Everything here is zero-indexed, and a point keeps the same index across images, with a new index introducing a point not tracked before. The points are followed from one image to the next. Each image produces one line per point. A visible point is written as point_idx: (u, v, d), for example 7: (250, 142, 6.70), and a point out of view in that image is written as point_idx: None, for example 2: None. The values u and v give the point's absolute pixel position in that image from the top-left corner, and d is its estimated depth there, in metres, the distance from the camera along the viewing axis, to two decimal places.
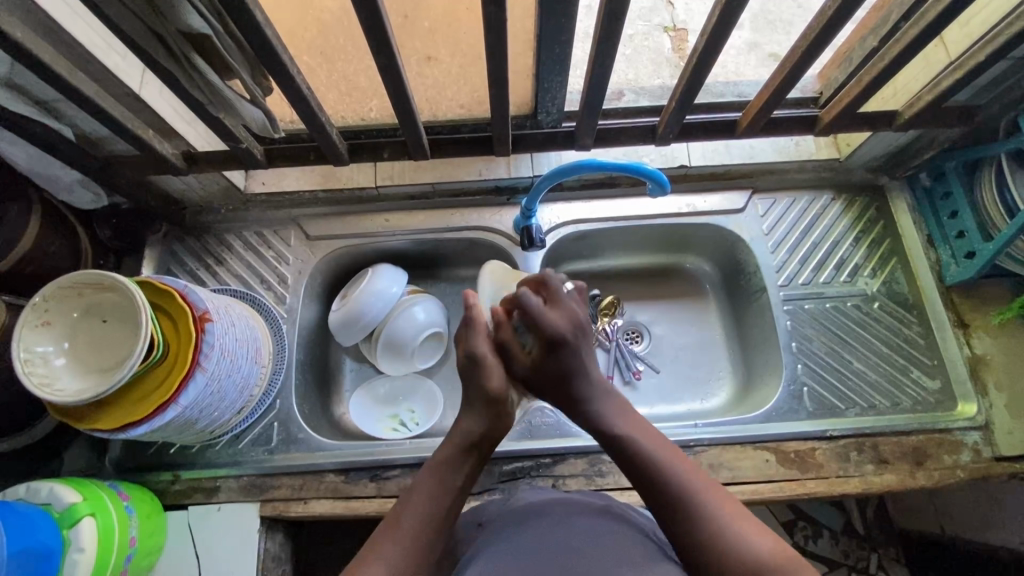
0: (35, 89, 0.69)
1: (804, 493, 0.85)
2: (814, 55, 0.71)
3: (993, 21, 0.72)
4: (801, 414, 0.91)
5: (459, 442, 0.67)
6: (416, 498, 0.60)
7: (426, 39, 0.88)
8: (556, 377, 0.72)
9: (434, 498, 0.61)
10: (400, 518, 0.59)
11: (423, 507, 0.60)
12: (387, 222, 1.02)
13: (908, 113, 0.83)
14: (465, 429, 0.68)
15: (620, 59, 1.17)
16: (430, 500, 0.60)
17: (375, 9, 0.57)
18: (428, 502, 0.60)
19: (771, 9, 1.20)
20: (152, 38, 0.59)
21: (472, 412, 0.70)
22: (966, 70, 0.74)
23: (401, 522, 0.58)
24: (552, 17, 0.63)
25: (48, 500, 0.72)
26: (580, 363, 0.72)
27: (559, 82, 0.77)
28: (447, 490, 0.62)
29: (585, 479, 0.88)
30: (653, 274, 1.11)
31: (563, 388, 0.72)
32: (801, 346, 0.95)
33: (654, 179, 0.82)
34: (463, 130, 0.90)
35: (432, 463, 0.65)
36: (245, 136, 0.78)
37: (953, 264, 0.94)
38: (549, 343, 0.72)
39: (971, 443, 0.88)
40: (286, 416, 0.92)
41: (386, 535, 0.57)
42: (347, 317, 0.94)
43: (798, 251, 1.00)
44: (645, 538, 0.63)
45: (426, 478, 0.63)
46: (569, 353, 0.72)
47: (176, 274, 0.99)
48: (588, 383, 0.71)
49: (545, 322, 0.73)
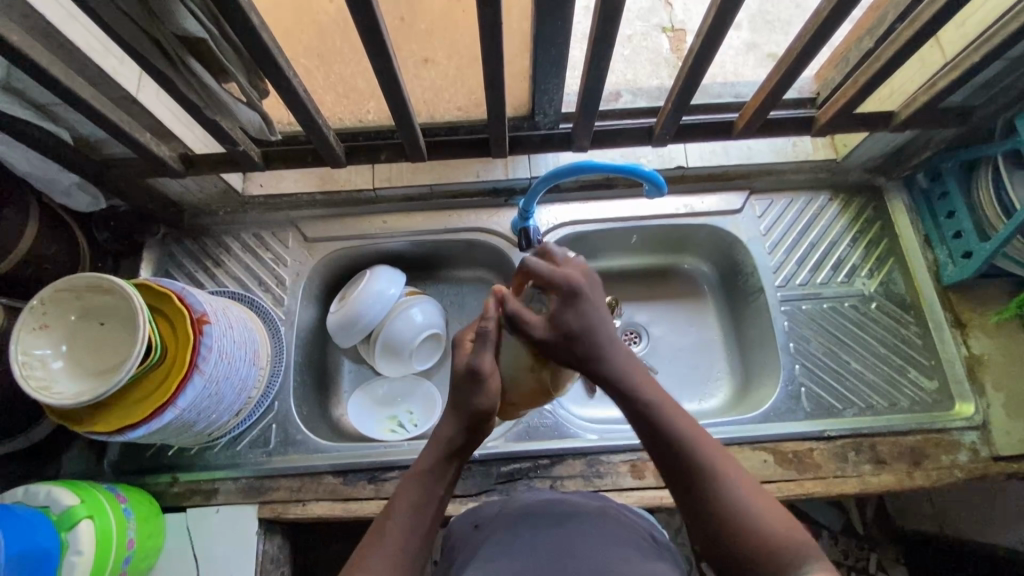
0: (32, 93, 0.69)
1: (802, 493, 0.85)
2: (809, 56, 0.71)
3: (989, 21, 0.73)
4: (798, 415, 0.91)
5: (440, 449, 0.60)
6: (398, 511, 0.57)
7: (423, 40, 0.90)
8: (564, 340, 0.60)
9: (415, 513, 0.57)
10: (382, 530, 0.56)
11: (406, 523, 0.56)
12: (386, 224, 1.03)
13: (904, 113, 0.83)
14: (443, 433, 0.60)
15: (618, 60, 1.17)
16: (413, 513, 0.57)
17: (371, 12, 0.57)
18: (410, 515, 0.56)
19: (769, 10, 1.21)
20: (148, 41, 0.59)
21: (451, 416, 0.61)
22: (962, 70, 0.74)
23: (384, 534, 0.55)
24: (548, 19, 0.63)
25: (46, 503, 0.72)
26: (598, 317, 0.60)
27: (556, 84, 0.78)
28: (429, 501, 0.58)
29: (583, 480, 0.88)
30: (651, 275, 1.12)
31: (579, 352, 0.60)
32: (798, 347, 0.95)
33: (652, 181, 0.83)
34: (461, 131, 0.89)
35: (412, 472, 0.60)
36: (242, 139, 0.78)
37: (950, 264, 0.95)
38: (562, 299, 0.60)
39: (969, 443, 0.88)
40: (285, 418, 0.92)
41: (370, 547, 0.55)
42: (345, 318, 0.94)
43: (796, 251, 1.00)
44: (641, 537, 0.63)
45: (406, 490, 0.58)
46: (580, 308, 0.60)
47: (174, 277, 0.99)
48: (601, 338, 0.61)
49: (555, 280, 0.60)
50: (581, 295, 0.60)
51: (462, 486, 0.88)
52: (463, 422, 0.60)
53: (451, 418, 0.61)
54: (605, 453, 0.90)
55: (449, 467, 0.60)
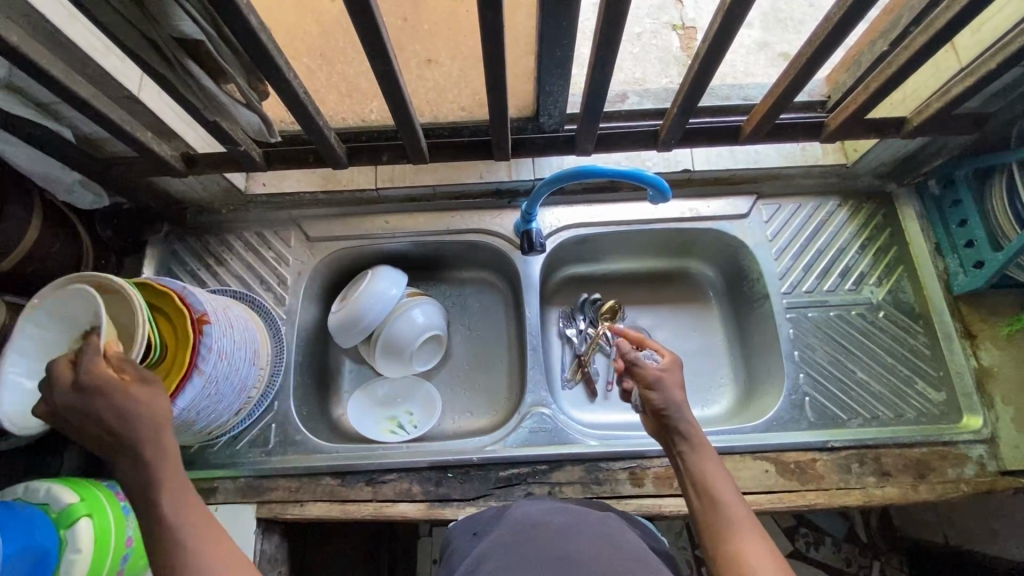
0: (34, 92, 0.69)
1: (804, 504, 0.84)
2: (820, 60, 0.69)
3: (1006, 28, 0.71)
4: (802, 424, 0.90)
5: (165, 456, 0.58)
6: (157, 500, 0.56)
7: (425, 40, 0.89)
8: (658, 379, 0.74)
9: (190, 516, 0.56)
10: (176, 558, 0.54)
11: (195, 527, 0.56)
12: (387, 224, 1.02)
13: (917, 120, 0.81)
14: (160, 446, 0.58)
15: (626, 58, 1.16)
16: (176, 501, 0.57)
17: (370, 14, 0.56)
18: (175, 504, 0.56)
19: (782, 8, 1.19)
20: (145, 43, 0.58)
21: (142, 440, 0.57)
22: (977, 78, 0.72)
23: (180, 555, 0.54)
24: (552, 19, 0.62)
25: (46, 500, 0.73)
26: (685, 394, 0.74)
27: (560, 85, 0.76)
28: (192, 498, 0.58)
29: (582, 487, 0.87)
30: (654, 278, 1.11)
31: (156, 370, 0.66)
32: (803, 355, 0.94)
33: (655, 186, 0.81)
34: (463, 133, 0.88)
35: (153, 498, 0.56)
36: (242, 139, 0.78)
37: (961, 274, 0.92)
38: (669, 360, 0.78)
39: (975, 456, 0.86)
40: (282, 418, 0.93)
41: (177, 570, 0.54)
42: (346, 318, 0.94)
43: (803, 257, 0.99)
44: (637, 536, 0.67)
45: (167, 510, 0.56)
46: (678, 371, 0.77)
47: (176, 275, 1.00)
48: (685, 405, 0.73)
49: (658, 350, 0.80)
50: (678, 384, 0.74)
51: (460, 490, 0.87)
52: (116, 429, 0.56)
53: (153, 431, 0.58)
54: (603, 460, 0.89)
55: (157, 472, 0.57)
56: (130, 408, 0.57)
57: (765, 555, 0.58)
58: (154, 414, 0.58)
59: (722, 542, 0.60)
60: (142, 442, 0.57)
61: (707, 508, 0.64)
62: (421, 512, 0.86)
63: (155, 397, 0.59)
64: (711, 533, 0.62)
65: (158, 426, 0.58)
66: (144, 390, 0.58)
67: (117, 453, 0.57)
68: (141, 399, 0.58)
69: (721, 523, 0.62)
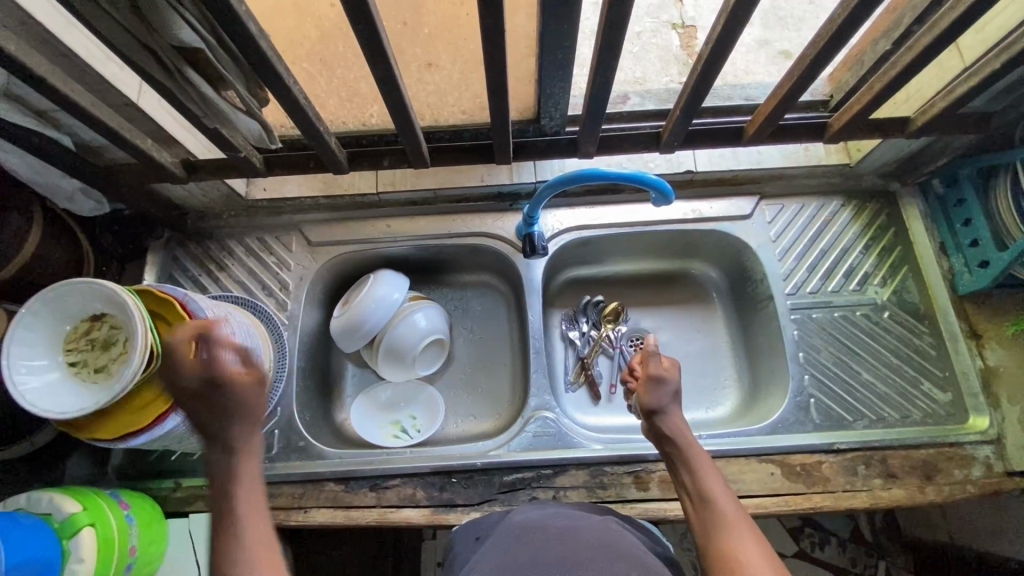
0: (33, 100, 0.69)
1: (810, 507, 0.84)
2: (823, 61, 0.68)
3: (1010, 27, 0.70)
4: (807, 426, 0.89)
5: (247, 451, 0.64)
6: (227, 490, 0.61)
7: (426, 44, 0.89)
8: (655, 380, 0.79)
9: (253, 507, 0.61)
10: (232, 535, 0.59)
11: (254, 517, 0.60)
12: (389, 228, 1.02)
13: (921, 120, 0.80)
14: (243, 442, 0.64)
15: (627, 57, 1.15)
16: (245, 495, 0.61)
17: (370, 19, 0.56)
18: (242, 497, 0.61)
19: (782, 5, 1.18)
20: (143, 51, 0.58)
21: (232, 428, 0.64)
22: (981, 77, 0.71)
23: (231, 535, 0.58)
24: (553, 22, 0.62)
25: (49, 510, 0.73)
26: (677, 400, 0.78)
27: (561, 88, 0.76)
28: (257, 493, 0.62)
29: (587, 491, 0.87)
30: (656, 280, 1.10)
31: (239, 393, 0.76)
32: (808, 356, 0.93)
33: (658, 189, 0.81)
34: (464, 136, 0.87)
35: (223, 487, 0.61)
36: (242, 145, 0.77)
37: (966, 274, 0.92)
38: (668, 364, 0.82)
39: (982, 457, 0.86)
40: (285, 424, 0.92)
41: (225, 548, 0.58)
42: (349, 323, 0.93)
43: (807, 258, 0.98)
44: (641, 541, 0.66)
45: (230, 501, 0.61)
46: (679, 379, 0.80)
47: (177, 281, 0.99)
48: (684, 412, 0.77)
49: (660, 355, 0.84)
50: (673, 389, 0.78)
51: (465, 495, 0.87)
52: (217, 417, 0.63)
53: (242, 424, 0.64)
54: (607, 463, 0.88)
55: (236, 464, 0.63)
56: (248, 404, 0.65)
57: (757, 551, 0.59)
58: (245, 409, 0.65)
59: (716, 536, 0.62)
60: (231, 435, 0.63)
61: (700, 507, 0.67)
62: (425, 518, 0.86)
63: (252, 397, 0.65)
64: (705, 528, 0.64)
65: (249, 422, 0.65)
66: (253, 389, 0.65)
67: (212, 443, 0.64)
68: (243, 396, 0.64)
69: (712, 518, 0.65)
